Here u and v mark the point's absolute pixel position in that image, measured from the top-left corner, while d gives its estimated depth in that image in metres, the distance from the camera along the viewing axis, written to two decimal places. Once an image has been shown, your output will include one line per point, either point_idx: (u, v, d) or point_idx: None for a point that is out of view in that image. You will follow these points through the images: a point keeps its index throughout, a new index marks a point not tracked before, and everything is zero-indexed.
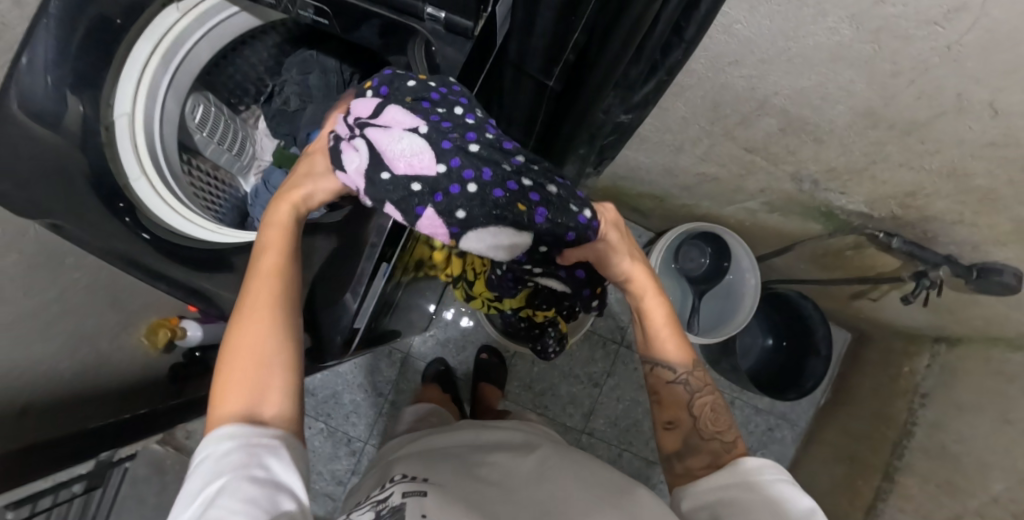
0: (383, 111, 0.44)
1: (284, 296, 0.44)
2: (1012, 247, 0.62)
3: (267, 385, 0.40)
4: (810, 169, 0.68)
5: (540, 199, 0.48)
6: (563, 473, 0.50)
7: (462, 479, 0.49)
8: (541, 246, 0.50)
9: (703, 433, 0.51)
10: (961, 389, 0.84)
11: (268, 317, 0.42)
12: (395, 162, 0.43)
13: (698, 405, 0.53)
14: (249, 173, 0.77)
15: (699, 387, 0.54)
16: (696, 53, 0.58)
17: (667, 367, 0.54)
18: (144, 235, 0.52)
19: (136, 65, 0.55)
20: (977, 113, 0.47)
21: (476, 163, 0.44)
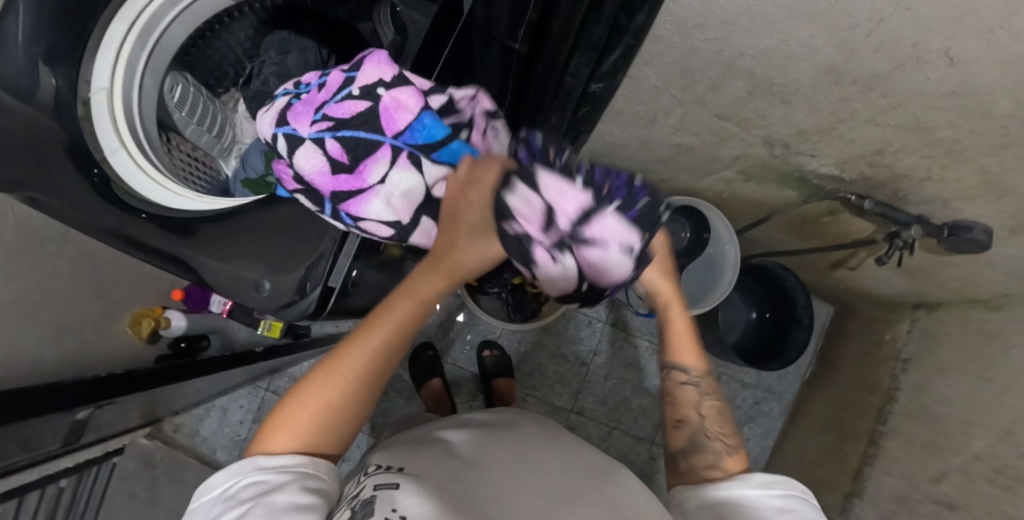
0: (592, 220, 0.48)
1: (371, 366, 0.47)
2: (980, 201, 0.64)
3: (326, 427, 0.44)
4: (780, 132, 0.70)
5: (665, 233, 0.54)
6: (552, 456, 0.48)
7: (443, 465, 0.44)
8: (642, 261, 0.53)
9: (709, 433, 0.55)
10: (941, 351, 0.86)
11: (354, 367, 0.46)
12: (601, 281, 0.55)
13: (705, 406, 0.58)
14: (229, 156, 0.76)
15: (708, 390, 0.59)
16: (663, 19, 0.59)
17: (682, 369, 0.59)
18: (142, 215, 0.53)
19: (113, 42, 0.54)
20: (933, 63, 0.49)
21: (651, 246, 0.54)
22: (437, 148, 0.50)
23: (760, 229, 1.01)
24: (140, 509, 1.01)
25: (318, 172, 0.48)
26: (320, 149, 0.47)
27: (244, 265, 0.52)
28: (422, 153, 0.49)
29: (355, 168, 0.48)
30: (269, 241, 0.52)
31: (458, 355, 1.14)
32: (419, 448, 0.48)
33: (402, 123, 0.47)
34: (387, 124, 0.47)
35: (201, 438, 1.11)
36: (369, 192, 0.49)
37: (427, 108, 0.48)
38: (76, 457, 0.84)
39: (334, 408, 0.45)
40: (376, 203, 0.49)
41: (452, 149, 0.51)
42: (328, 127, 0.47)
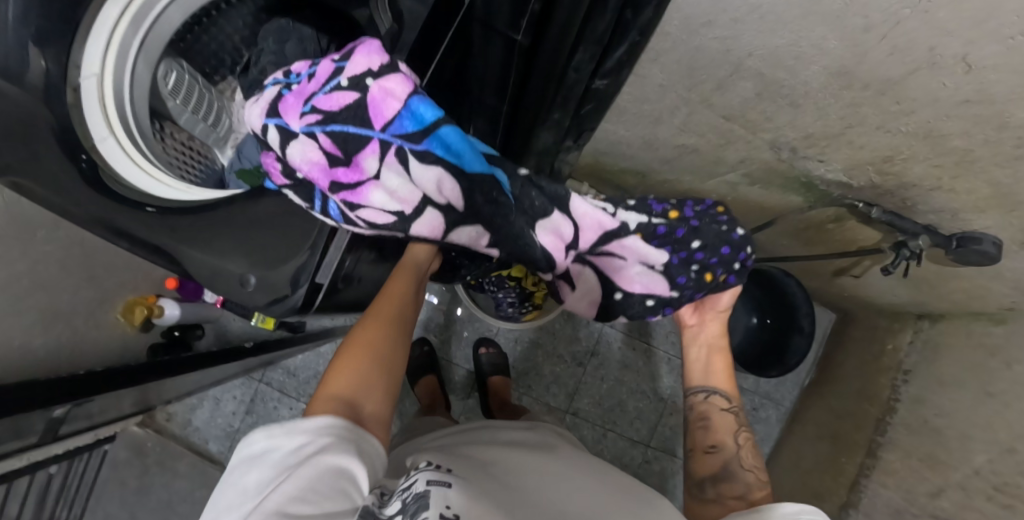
0: (613, 237, 0.60)
1: (401, 324, 0.55)
2: (992, 213, 0.62)
3: (368, 383, 0.48)
4: (787, 136, 0.68)
5: (720, 246, 0.61)
6: (591, 475, 0.46)
7: (481, 475, 0.42)
8: (694, 264, 0.61)
9: (743, 462, 0.55)
10: (943, 363, 0.84)
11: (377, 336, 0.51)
12: (630, 286, 0.64)
13: (742, 436, 0.58)
14: (225, 145, 0.75)
15: (742, 422, 0.60)
16: (670, 16, 0.57)
17: (721, 396, 0.61)
18: (149, 209, 0.52)
19: (106, 24, 0.52)
20: (949, 70, 0.47)
21: (683, 259, 0.61)
22: (428, 136, 0.46)
23: (764, 234, 0.99)
24: (130, 496, 1.02)
25: (313, 163, 0.46)
26: (316, 143, 0.45)
27: (229, 257, 0.50)
28: (409, 143, 0.46)
29: (351, 161, 0.46)
30: (255, 234, 0.50)
31: (453, 352, 1.13)
32: (456, 458, 0.46)
33: (391, 112, 0.44)
34: (377, 114, 0.44)
35: (193, 428, 1.10)
36: (368, 184, 0.46)
37: (417, 92, 0.45)
38: (66, 444, 0.84)
39: (374, 366, 0.49)
40: (378, 193, 0.47)
41: (441, 136, 0.47)
42: (319, 121, 0.45)
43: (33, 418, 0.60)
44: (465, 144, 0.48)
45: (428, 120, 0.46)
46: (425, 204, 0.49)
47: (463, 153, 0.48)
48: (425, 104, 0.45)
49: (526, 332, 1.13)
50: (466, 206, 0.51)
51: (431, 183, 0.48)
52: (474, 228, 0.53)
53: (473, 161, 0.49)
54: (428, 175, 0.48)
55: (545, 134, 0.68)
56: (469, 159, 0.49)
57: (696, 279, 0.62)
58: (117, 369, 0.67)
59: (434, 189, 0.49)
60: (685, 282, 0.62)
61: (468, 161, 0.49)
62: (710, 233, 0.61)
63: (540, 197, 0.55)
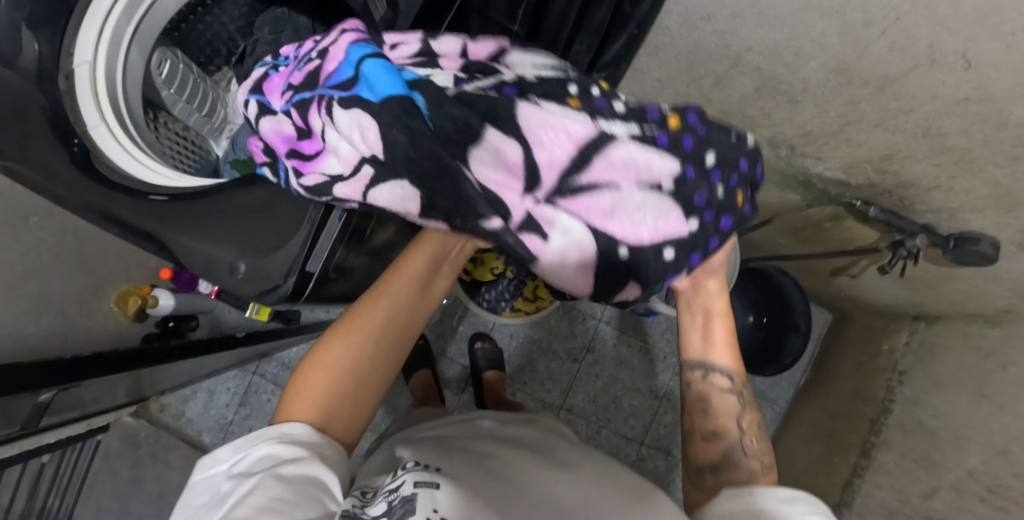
0: (586, 160, 0.40)
1: (394, 335, 0.46)
2: (990, 213, 0.61)
3: (337, 410, 0.43)
4: (785, 133, 0.68)
5: (733, 160, 0.44)
6: (585, 471, 0.46)
7: (470, 469, 0.42)
8: (712, 184, 0.42)
9: (746, 449, 0.50)
10: (939, 365, 0.84)
11: (354, 349, 0.44)
12: (636, 232, 0.42)
13: (745, 419, 0.53)
14: (220, 136, 0.75)
15: (746, 401, 0.54)
16: (669, 8, 0.57)
17: (721, 373, 0.54)
18: (156, 197, 0.50)
19: (100, 11, 0.52)
20: (949, 67, 0.46)
21: (697, 177, 0.42)
22: (354, 78, 0.39)
23: (761, 232, 0.99)
24: (122, 487, 1.01)
25: (281, 135, 0.46)
26: (287, 116, 0.45)
27: (219, 246, 0.50)
28: (336, 93, 0.40)
29: (306, 129, 0.44)
30: (248, 224, 0.50)
31: (448, 347, 1.13)
32: (448, 452, 0.46)
33: (330, 65, 0.41)
34: (321, 71, 0.42)
35: (186, 419, 1.09)
36: (322, 152, 0.44)
37: (354, 41, 0.41)
38: (57, 434, 0.84)
39: (346, 389, 0.43)
40: (329, 159, 0.44)
41: (365, 74, 0.39)
42: (287, 94, 0.45)
43: (25, 403, 0.60)
44: (386, 74, 0.38)
45: (355, 60, 0.40)
46: (360, 160, 0.41)
47: (382, 83, 0.38)
48: (361, 49, 0.40)
49: (522, 328, 1.13)
50: (386, 155, 0.39)
51: (353, 130, 0.39)
52: (400, 182, 0.41)
53: (390, 89, 0.38)
54: (350, 123, 0.39)
55: None
56: (385, 86, 0.38)
57: (719, 199, 0.43)
58: (112, 354, 0.67)
59: (358, 136, 0.39)
60: (703, 213, 0.43)
61: (381, 91, 0.38)
62: (721, 146, 0.43)
63: (462, 111, 0.38)
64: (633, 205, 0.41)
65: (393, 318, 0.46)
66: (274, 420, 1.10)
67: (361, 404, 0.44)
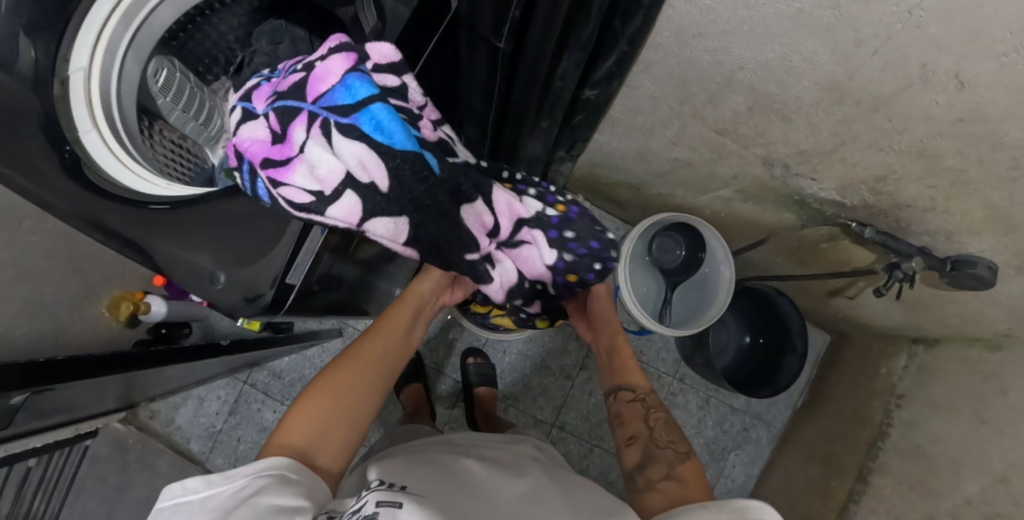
0: (518, 230, 0.60)
1: (377, 369, 0.57)
2: (987, 235, 0.60)
3: (333, 427, 0.50)
4: (779, 152, 0.67)
5: (596, 245, 0.63)
6: (560, 497, 0.46)
7: (443, 489, 0.42)
8: (583, 257, 0.64)
9: (658, 442, 0.63)
10: (937, 389, 0.82)
11: (353, 374, 0.55)
12: (527, 272, 0.65)
13: (653, 418, 0.67)
14: (215, 145, 0.76)
15: (652, 404, 0.69)
16: (662, 26, 0.57)
17: (629, 388, 0.71)
18: (150, 206, 0.49)
19: (95, 22, 0.53)
20: (943, 86, 0.46)
21: (567, 248, 0.63)
22: (358, 111, 0.42)
23: (757, 251, 0.98)
24: (108, 494, 1.00)
25: (252, 139, 0.43)
26: (263, 119, 0.43)
27: (200, 254, 0.49)
28: (335, 118, 0.42)
29: (284, 136, 0.42)
30: (231, 234, 0.50)
31: (440, 361, 1.12)
32: (422, 467, 0.46)
33: (323, 86, 0.42)
34: (310, 88, 0.42)
35: (175, 426, 1.09)
36: (295, 161, 0.43)
37: (355, 69, 0.42)
38: (43, 437, 0.84)
39: (342, 408, 0.52)
40: (304, 174, 0.43)
41: (374, 114, 0.42)
42: (272, 100, 0.43)
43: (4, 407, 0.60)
44: (398, 123, 0.43)
45: (359, 93, 0.42)
46: (348, 181, 0.43)
47: (395, 133, 0.43)
48: (362, 79, 0.42)
49: (515, 343, 1.12)
50: (391, 191, 0.44)
51: (357, 163, 0.42)
52: (394, 218, 0.46)
53: (402, 140, 0.43)
54: (357, 157, 0.42)
55: (533, 142, 0.65)
56: (399, 136, 0.43)
57: (575, 258, 0.64)
58: (91, 358, 0.67)
59: (361, 168, 0.43)
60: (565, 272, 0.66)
61: (393, 136, 0.43)
62: (587, 233, 0.63)
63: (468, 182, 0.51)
64: (531, 262, 0.64)
65: (383, 355, 0.59)
66: (263, 429, 1.09)
67: (355, 423, 0.52)
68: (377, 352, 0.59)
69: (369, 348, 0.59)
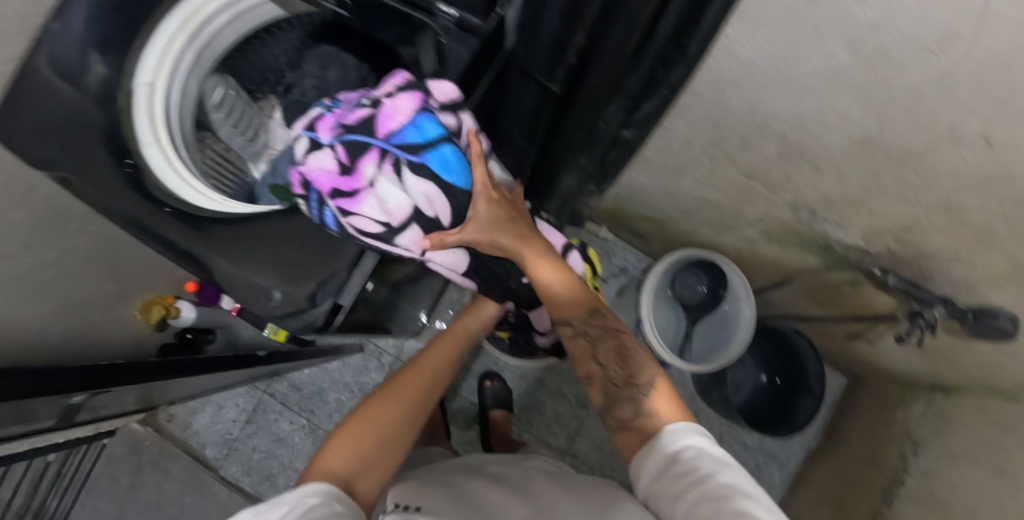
0: None
1: (419, 405, 0.60)
2: (1009, 289, 0.60)
3: (375, 457, 0.51)
4: (807, 198, 0.70)
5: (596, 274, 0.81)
6: (565, 499, 0.45)
7: (452, 509, 0.43)
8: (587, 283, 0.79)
9: (614, 379, 0.54)
10: (956, 438, 0.82)
11: (397, 408, 0.58)
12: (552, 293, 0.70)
13: (602, 351, 0.56)
14: (259, 160, 0.71)
15: (597, 332, 0.57)
16: (701, 74, 0.60)
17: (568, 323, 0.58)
18: (218, 223, 0.53)
19: (162, 38, 0.57)
20: (971, 144, 0.47)
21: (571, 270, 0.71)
22: (427, 150, 0.46)
23: (778, 291, 1.00)
24: (121, 494, 1.02)
25: (321, 170, 0.44)
26: (331, 150, 0.44)
27: (257, 272, 0.51)
28: (408, 155, 0.45)
29: (354, 169, 0.44)
30: (287, 251, 0.51)
31: (457, 382, 1.13)
32: (432, 490, 0.47)
33: (393, 123, 0.44)
34: (380, 125, 0.44)
35: (192, 431, 1.10)
36: (364, 193, 0.45)
37: (423, 109, 0.45)
38: (67, 433, 0.85)
39: (384, 439, 0.54)
40: (373, 204, 0.45)
41: (441, 153, 0.47)
42: (338, 132, 0.45)
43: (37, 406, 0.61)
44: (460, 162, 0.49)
45: (429, 134, 0.46)
46: (415, 213, 0.47)
47: (458, 171, 0.49)
48: (431, 120, 0.46)
49: (532, 369, 1.13)
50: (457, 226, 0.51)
51: (426, 199, 0.47)
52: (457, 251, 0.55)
53: (463, 180, 0.50)
54: (425, 193, 0.47)
55: (569, 176, 0.75)
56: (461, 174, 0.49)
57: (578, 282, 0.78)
58: (129, 363, 0.69)
59: (427, 203, 0.48)
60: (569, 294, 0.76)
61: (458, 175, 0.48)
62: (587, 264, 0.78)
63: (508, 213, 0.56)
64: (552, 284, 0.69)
65: (424, 391, 0.62)
66: (278, 440, 1.10)
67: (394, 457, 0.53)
68: (420, 385, 0.62)
69: (412, 383, 0.62)
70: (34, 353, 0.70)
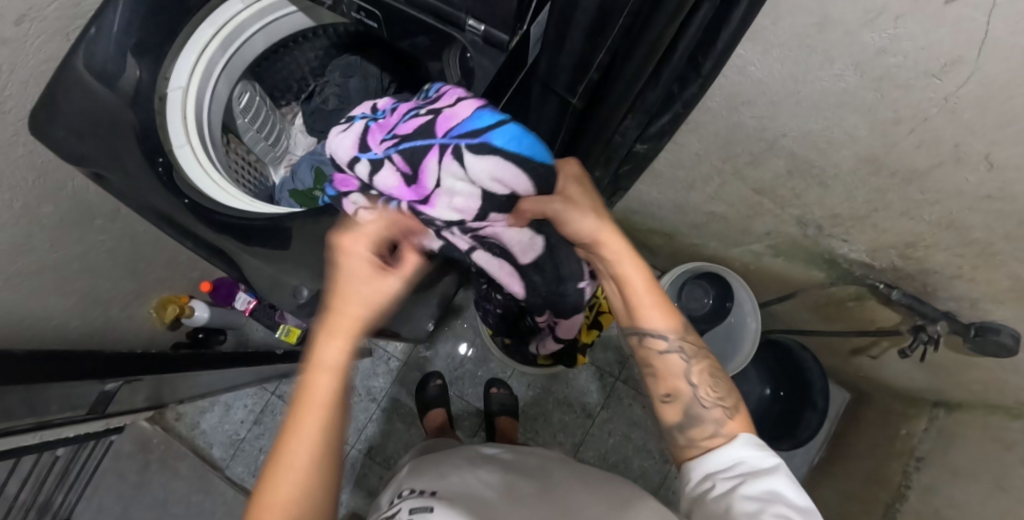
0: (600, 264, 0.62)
1: (321, 460, 0.39)
2: (1010, 305, 0.62)
3: None
4: (814, 214, 0.72)
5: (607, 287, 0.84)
6: (578, 492, 0.47)
7: (468, 496, 0.46)
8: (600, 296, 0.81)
9: (704, 401, 0.48)
10: (958, 454, 0.82)
11: (296, 489, 0.38)
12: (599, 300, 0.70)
13: (694, 371, 0.50)
14: (279, 165, 0.82)
15: (690, 352, 0.50)
16: (713, 92, 0.63)
17: (657, 337, 0.50)
18: (248, 218, 0.55)
19: (197, 46, 0.60)
20: (974, 166, 0.49)
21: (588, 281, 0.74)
22: (489, 131, 0.41)
23: (784, 305, 1.01)
24: (127, 491, 1.04)
25: (387, 180, 0.46)
26: (389, 165, 0.45)
27: (286, 272, 0.55)
28: (466, 146, 0.42)
29: (416, 177, 0.45)
30: (316, 251, 0.54)
31: (465, 389, 1.14)
32: (446, 480, 0.50)
33: (449, 120, 0.42)
34: (438, 124, 0.43)
35: (200, 430, 1.10)
36: (434, 193, 0.45)
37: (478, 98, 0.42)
38: (77, 429, 0.86)
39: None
40: (444, 201, 0.46)
41: (510, 129, 0.41)
42: (393, 141, 0.45)
43: (49, 396, 0.62)
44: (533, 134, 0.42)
45: (487, 118, 0.41)
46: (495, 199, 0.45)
47: (533, 144, 0.42)
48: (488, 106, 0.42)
49: (539, 378, 1.15)
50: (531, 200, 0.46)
51: (494, 178, 0.43)
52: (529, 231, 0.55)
53: (542, 152, 0.42)
54: (495, 171, 0.42)
55: None
56: (537, 149, 0.42)
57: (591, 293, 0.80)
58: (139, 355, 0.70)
59: (499, 182, 0.43)
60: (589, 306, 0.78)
61: (534, 151, 0.42)
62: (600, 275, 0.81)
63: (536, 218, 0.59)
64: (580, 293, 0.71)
65: (318, 442, 0.39)
66: None
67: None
68: (319, 413, 0.39)
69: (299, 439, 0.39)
70: (44, 340, 0.73)
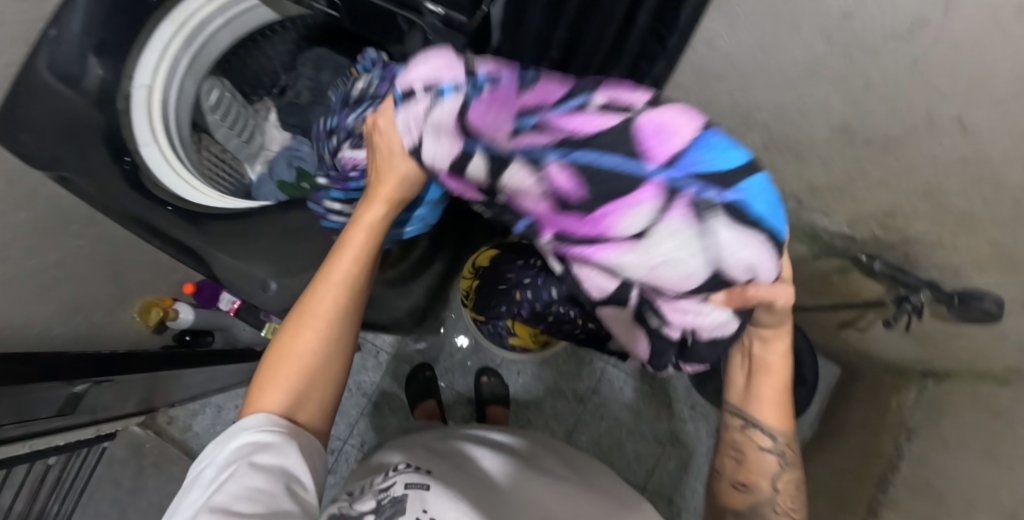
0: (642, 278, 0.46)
1: (340, 319, 0.48)
2: (991, 273, 0.60)
3: (308, 390, 0.48)
4: (793, 187, 0.72)
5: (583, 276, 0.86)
6: (569, 485, 0.53)
7: (460, 475, 0.50)
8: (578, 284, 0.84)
9: (777, 507, 0.51)
10: (948, 425, 0.82)
11: (314, 333, 0.48)
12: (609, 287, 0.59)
13: (783, 478, 0.52)
14: (255, 161, 0.79)
15: (788, 459, 0.51)
16: (684, 66, 0.63)
17: (765, 432, 0.50)
18: (214, 216, 0.57)
19: (160, 42, 0.58)
20: (947, 130, 0.47)
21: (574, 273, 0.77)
22: (735, 184, 0.27)
23: None
24: (123, 497, 1.03)
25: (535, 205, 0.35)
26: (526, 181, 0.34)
27: (257, 263, 0.56)
28: (697, 205, 0.28)
29: (585, 212, 0.32)
30: (284, 245, 0.56)
31: (456, 380, 1.14)
32: (440, 458, 0.54)
33: (662, 147, 0.28)
34: (646, 148, 0.28)
35: (191, 432, 1.12)
36: (612, 239, 0.32)
37: (708, 126, 0.28)
38: (68, 436, 0.86)
39: (306, 365, 0.47)
40: (623, 250, 0.33)
41: (758, 189, 0.28)
42: (540, 145, 0.32)
43: (35, 400, 0.63)
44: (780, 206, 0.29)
45: (718, 162, 0.27)
46: (715, 288, 0.33)
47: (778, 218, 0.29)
48: (725, 140, 0.28)
49: (529, 366, 1.14)
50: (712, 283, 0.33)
51: (741, 260, 0.30)
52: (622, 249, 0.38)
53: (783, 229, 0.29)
54: (746, 249, 0.29)
55: None
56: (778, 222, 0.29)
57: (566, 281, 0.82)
58: (111, 354, 0.70)
59: (748, 270, 0.31)
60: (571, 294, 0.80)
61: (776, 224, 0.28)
62: None
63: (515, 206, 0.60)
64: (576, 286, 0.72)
65: (337, 303, 0.48)
66: None
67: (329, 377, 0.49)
68: (343, 275, 0.48)
69: (324, 295, 0.48)
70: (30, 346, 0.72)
